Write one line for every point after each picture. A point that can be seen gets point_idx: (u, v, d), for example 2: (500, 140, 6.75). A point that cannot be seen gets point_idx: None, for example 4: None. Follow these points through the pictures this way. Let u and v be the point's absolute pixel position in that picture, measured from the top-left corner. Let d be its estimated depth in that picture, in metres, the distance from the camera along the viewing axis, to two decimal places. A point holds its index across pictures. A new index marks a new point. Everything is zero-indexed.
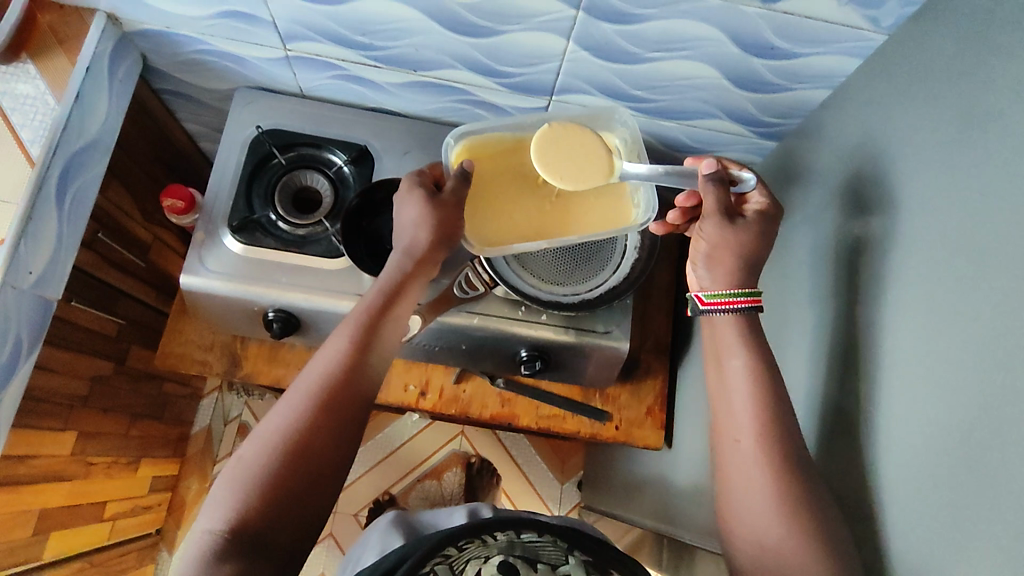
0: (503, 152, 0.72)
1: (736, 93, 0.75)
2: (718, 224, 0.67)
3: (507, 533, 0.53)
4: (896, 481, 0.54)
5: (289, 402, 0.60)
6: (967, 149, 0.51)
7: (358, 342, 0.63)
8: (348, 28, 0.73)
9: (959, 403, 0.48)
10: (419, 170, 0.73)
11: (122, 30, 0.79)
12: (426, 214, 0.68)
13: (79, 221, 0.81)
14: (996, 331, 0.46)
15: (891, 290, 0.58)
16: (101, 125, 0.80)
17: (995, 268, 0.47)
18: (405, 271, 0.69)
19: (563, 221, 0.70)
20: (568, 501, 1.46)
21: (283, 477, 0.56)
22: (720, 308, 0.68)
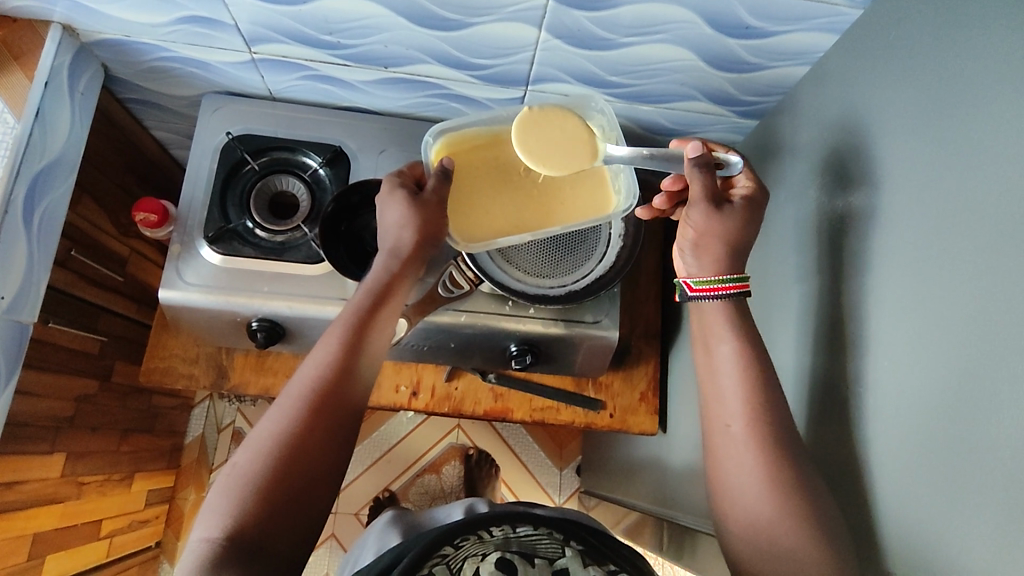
0: (482, 148, 0.71)
1: (713, 74, 0.74)
2: (705, 211, 0.67)
3: (502, 529, 0.53)
4: (886, 460, 0.54)
5: (280, 409, 0.59)
6: (946, 124, 0.51)
7: (347, 344, 0.62)
8: (314, 28, 0.71)
9: (947, 381, 0.48)
10: (399, 171, 0.72)
11: (79, 40, 0.77)
12: (408, 213, 0.67)
13: (49, 241, 0.79)
14: (981, 308, 0.46)
15: (876, 269, 0.58)
16: (64, 141, 0.78)
17: (978, 245, 0.46)
18: (392, 271, 0.68)
19: (545, 213, 0.69)
20: (568, 487, 1.47)
21: (279, 482, 0.54)
22: (709, 295, 0.68)
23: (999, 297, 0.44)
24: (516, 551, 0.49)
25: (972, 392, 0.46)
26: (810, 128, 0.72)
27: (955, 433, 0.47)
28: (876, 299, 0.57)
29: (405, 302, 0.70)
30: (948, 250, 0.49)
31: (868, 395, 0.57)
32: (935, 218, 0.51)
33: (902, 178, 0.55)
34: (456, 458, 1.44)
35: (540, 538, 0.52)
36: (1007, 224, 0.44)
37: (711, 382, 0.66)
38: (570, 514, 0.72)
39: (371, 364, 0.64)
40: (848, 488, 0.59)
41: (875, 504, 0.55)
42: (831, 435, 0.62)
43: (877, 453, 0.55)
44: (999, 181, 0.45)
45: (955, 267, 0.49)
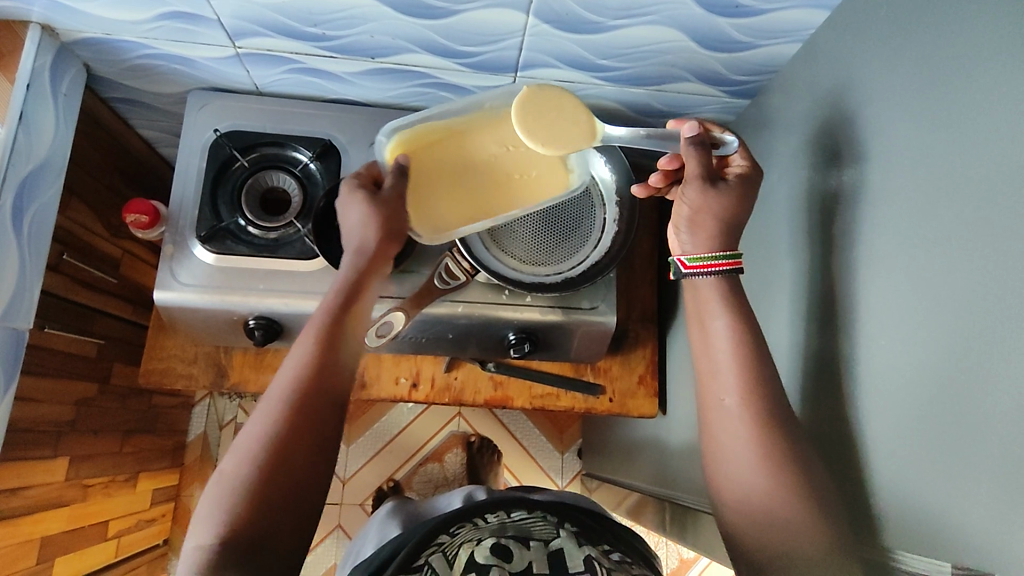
0: (433, 140, 0.70)
1: (703, 54, 0.73)
2: (700, 188, 0.66)
3: (497, 514, 0.56)
4: (882, 439, 0.55)
5: (260, 415, 0.58)
6: (939, 99, 0.50)
7: (321, 342, 0.61)
8: (298, 20, 0.70)
9: (938, 358, 0.49)
10: (356, 171, 0.70)
11: (59, 41, 0.75)
12: (371, 215, 0.66)
13: (40, 246, 0.78)
14: (974, 285, 0.46)
15: (866, 247, 0.58)
16: (49, 144, 0.77)
17: (970, 222, 0.46)
18: (362, 266, 0.67)
19: (501, 201, 0.70)
20: (569, 470, 1.49)
21: (268, 487, 0.55)
22: (703, 271, 0.68)
23: (992, 275, 0.44)
24: (511, 536, 0.52)
25: (965, 369, 0.46)
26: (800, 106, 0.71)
27: (950, 411, 0.47)
28: (868, 277, 0.57)
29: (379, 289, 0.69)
30: (938, 228, 0.49)
31: (863, 373, 0.58)
32: (927, 196, 0.51)
33: (893, 155, 0.55)
34: (457, 446, 1.44)
35: (535, 521, 0.55)
36: (1001, 201, 0.44)
37: (706, 361, 0.67)
38: (574, 500, 0.73)
39: (349, 356, 0.63)
40: (841, 466, 0.59)
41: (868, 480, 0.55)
42: (824, 413, 0.63)
43: (874, 431, 0.56)
44: (993, 157, 0.45)
45: (945, 246, 0.49)
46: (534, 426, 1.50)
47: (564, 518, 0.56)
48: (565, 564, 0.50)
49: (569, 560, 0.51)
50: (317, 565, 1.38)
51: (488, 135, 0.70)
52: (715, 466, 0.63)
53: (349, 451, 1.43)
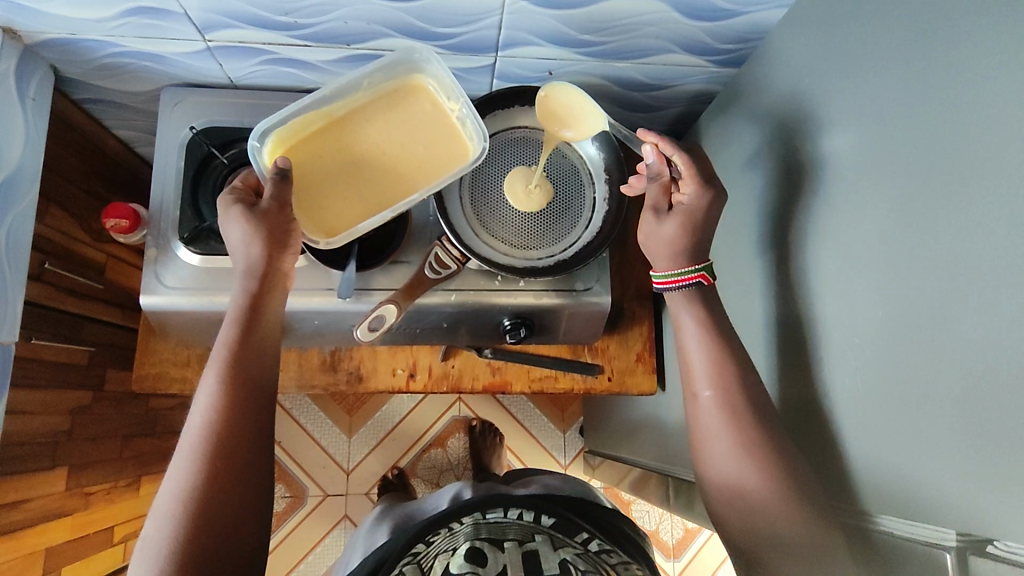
0: (317, 137, 0.72)
1: (688, 25, 0.72)
2: (650, 220, 0.74)
3: (473, 516, 0.68)
4: (867, 413, 0.53)
5: (177, 467, 0.58)
6: (919, 62, 0.49)
7: (226, 376, 0.62)
8: (268, 9, 0.67)
9: (923, 331, 0.47)
10: (232, 188, 0.70)
11: (23, 43, 0.73)
12: (253, 227, 0.66)
13: (21, 256, 0.77)
14: (958, 249, 0.44)
15: (850, 215, 0.56)
16: (21, 150, 0.75)
17: (959, 187, 0.44)
18: (253, 291, 0.67)
19: (403, 181, 0.71)
20: (572, 448, 1.49)
21: (199, 525, 0.55)
22: (683, 283, 0.71)
23: (975, 243, 0.43)
24: (485, 539, 0.63)
25: (952, 341, 0.45)
26: (778, 71, 0.69)
27: (937, 383, 0.46)
28: (852, 248, 0.56)
29: (281, 311, 0.70)
30: (923, 195, 0.47)
31: (844, 346, 0.56)
32: (916, 158, 0.48)
33: (877, 119, 0.53)
34: (460, 430, 1.46)
35: (509, 522, 0.67)
36: (992, 165, 0.42)
37: (693, 347, 0.69)
38: (561, 491, 0.82)
39: (260, 382, 0.65)
40: (830, 440, 0.58)
41: (859, 455, 0.54)
42: (813, 386, 0.61)
43: (858, 404, 0.54)
44: (987, 116, 0.42)
45: (929, 212, 0.47)
46: (535, 407, 1.50)
47: (540, 510, 0.69)
48: (538, 560, 0.62)
49: (543, 560, 0.62)
50: (326, 556, 1.38)
51: (367, 124, 0.73)
52: (709, 445, 0.66)
53: (351, 442, 1.43)
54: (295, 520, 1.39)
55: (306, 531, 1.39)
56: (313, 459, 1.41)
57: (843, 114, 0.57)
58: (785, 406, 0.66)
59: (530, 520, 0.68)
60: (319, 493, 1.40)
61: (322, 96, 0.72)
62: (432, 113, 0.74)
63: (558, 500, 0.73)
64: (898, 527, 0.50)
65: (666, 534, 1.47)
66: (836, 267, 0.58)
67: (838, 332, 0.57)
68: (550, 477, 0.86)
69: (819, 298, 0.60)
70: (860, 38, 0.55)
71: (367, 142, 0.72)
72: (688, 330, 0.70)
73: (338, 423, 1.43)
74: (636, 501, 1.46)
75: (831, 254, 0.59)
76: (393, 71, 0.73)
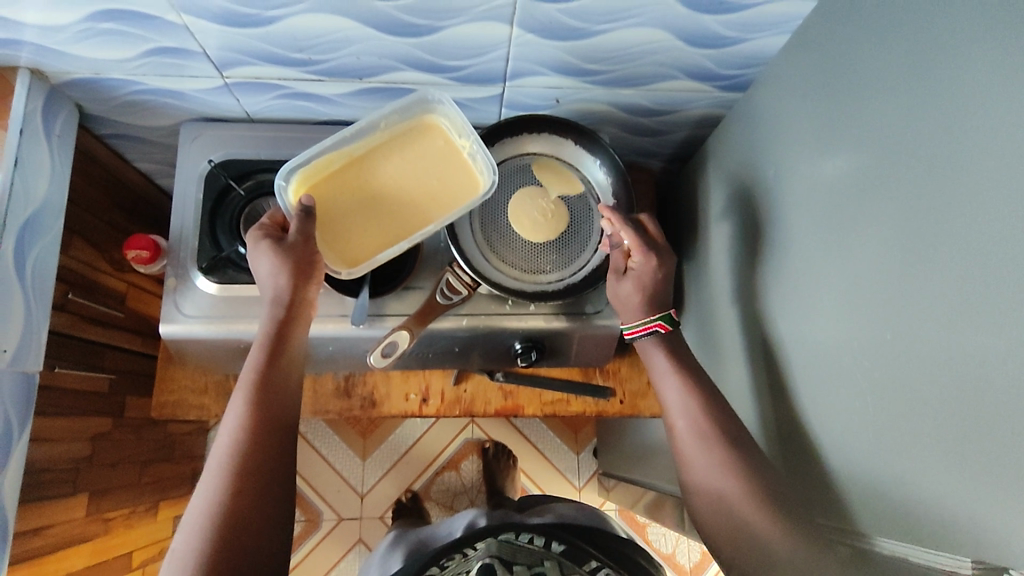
0: (338, 175, 0.74)
1: (690, 52, 0.73)
2: (613, 284, 0.78)
3: (487, 540, 0.68)
4: (876, 441, 0.53)
5: (203, 485, 0.59)
6: (913, 89, 0.49)
7: (253, 398, 0.64)
8: (283, 47, 0.70)
9: (928, 355, 0.47)
10: (260, 223, 0.72)
11: (49, 83, 0.76)
12: (280, 261, 0.67)
13: (45, 289, 0.79)
14: (961, 277, 0.44)
15: (852, 238, 0.56)
16: (47, 186, 0.78)
17: (958, 209, 0.44)
18: (280, 319, 0.68)
19: (420, 215, 0.73)
20: (586, 470, 1.48)
21: (224, 542, 0.56)
22: (643, 333, 0.75)
23: (976, 271, 0.43)
24: (498, 559, 0.63)
25: (955, 359, 0.44)
26: (776, 96, 0.69)
27: (942, 403, 0.45)
28: (854, 268, 0.56)
29: (305, 338, 0.72)
30: (924, 221, 0.47)
31: (851, 373, 0.56)
32: (914, 181, 0.48)
33: (873, 143, 0.53)
34: (473, 453, 1.46)
35: (522, 547, 0.66)
36: (989, 187, 0.42)
37: (669, 381, 0.72)
38: (576, 520, 0.81)
39: (286, 405, 0.66)
40: (838, 467, 0.58)
41: (869, 481, 0.53)
42: (818, 411, 0.61)
43: (866, 431, 0.54)
44: (982, 139, 0.43)
45: (932, 238, 0.47)
46: (548, 429, 1.49)
47: (551, 538, 0.69)
48: None
49: None
50: None
51: (384, 162, 0.75)
52: (691, 472, 0.67)
53: (365, 465, 1.44)
54: (310, 544, 1.39)
55: (321, 555, 1.39)
56: (328, 483, 1.42)
57: (841, 138, 0.58)
58: (794, 433, 0.65)
59: (540, 545, 0.67)
60: (333, 517, 1.41)
61: (342, 137, 0.74)
62: (445, 150, 0.76)
63: (563, 526, 0.74)
64: (893, 550, 0.51)
65: (683, 558, 1.45)
66: (840, 293, 0.58)
67: (843, 355, 0.57)
68: (563, 505, 0.87)
69: (822, 322, 0.60)
70: (856, 64, 0.56)
71: (384, 180, 0.74)
72: (665, 368, 0.73)
73: (353, 446, 1.44)
74: (652, 524, 1.45)
75: (833, 275, 0.59)
76: (409, 111, 0.76)
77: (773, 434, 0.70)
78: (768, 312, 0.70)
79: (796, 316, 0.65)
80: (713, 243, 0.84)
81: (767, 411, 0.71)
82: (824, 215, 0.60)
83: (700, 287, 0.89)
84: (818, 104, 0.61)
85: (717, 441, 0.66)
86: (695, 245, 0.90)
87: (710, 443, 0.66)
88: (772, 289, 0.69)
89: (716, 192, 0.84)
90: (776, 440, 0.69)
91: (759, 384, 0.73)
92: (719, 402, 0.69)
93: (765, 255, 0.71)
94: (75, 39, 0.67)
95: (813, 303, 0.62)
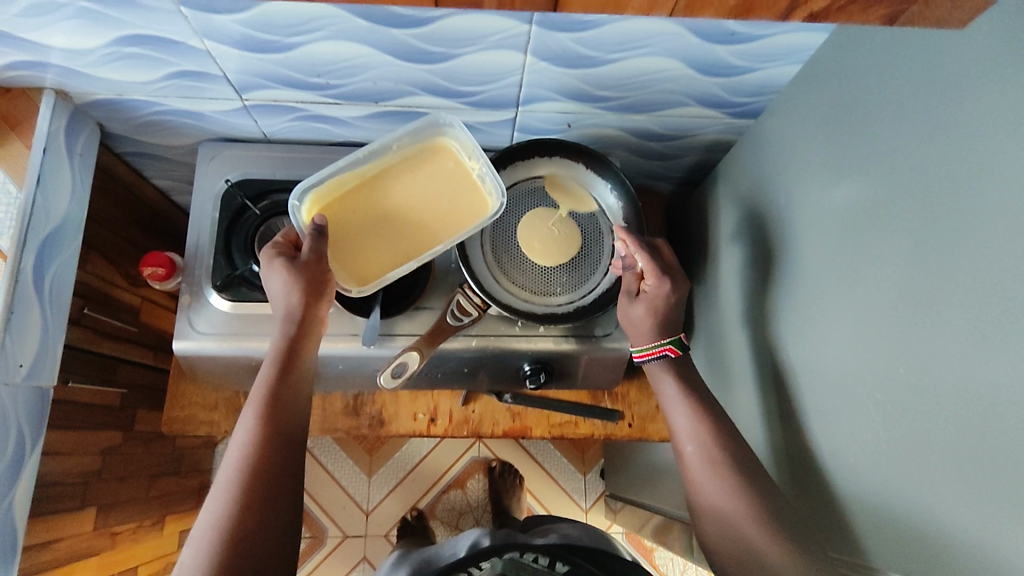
0: (350, 195, 0.75)
1: (701, 80, 0.74)
2: (624, 304, 0.78)
3: (493, 561, 0.68)
4: (886, 473, 0.52)
5: (213, 498, 0.60)
6: (922, 124, 0.49)
7: (264, 413, 0.64)
8: (302, 72, 0.71)
9: (938, 389, 0.47)
10: (273, 242, 0.73)
11: (72, 103, 0.78)
12: (292, 279, 0.68)
13: (62, 303, 0.80)
14: (972, 312, 0.44)
15: (863, 269, 0.56)
16: (67, 203, 0.79)
17: (968, 244, 0.44)
18: (291, 335, 0.69)
19: (429, 236, 0.73)
20: (593, 491, 1.47)
21: (232, 556, 0.55)
22: (654, 356, 0.75)
23: (988, 307, 0.43)
24: None
25: (966, 394, 0.44)
26: (786, 125, 0.70)
27: (953, 437, 0.45)
28: (864, 298, 0.56)
29: (315, 357, 0.72)
30: (934, 255, 0.47)
31: (861, 404, 0.56)
32: (926, 213, 0.49)
33: (885, 175, 0.53)
34: (479, 472, 1.46)
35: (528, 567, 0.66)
36: (1000, 223, 0.42)
37: (676, 404, 0.72)
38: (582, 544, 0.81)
39: (295, 422, 0.66)
40: (848, 498, 0.57)
41: (880, 514, 0.53)
42: (827, 440, 0.61)
43: (876, 463, 0.53)
44: (992, 175, 0.43)
45: (943, 272, 0.47)
46: (555, 449, 1.49)
47: (556, 557, 0.69)
48: None
49: None
50: None
51: (395, 183, 0.76)
52: (700, 495, 0.66)
53: (370, 482, 1.43)
54: (314, 561, 1.39)
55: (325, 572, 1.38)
56: (334, 499, 1.42)
57: (852, 169, 0.58)
58: (802, 462, 0.65)
59: (545, 564, 0.67)
60: (338, 534, 1.40)
61: (355, 158, 0.75)
62: (456, 172, 0.76)
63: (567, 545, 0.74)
64: None
65: None
66: (850, 323, 0.58)
67: (855, 385, 0.57)
68: (567, 526, 0.87)
69: (831, 352, 0.60)
70: (866, 97, 0.56)
71: (395, 201, 0.75)
72: (674, 394, 0.73)
73: (359, 463, 1.44)
74: (659, 548, 1.43)
75: (844, 305, 0.59)
76: (420, 133, 0.77)
77: (783, 462, 0.69)
78: (777, 339, 0.70)
79: (805, 345, 0.65)
80: (723, 269, 0.84)
81: (777, 439, 0.70)
82: (835, 244, 0.60)
83: (710, 312, 0.89)
84: (828, 134, 0.62)
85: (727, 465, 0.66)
86: (705, 269, 0.90)
87: (719, 468, 0.66)
88: (782, 316, 0.69)
89: (726, 218, 0.84)
90: (785, 468, 0.68)
91: (769, 412, 0.72)
92: (726, 427, 0.69)
93: (776, 282, 0.71)
94: (100, 62, 0.69)
95: (822, 331, 0.62)
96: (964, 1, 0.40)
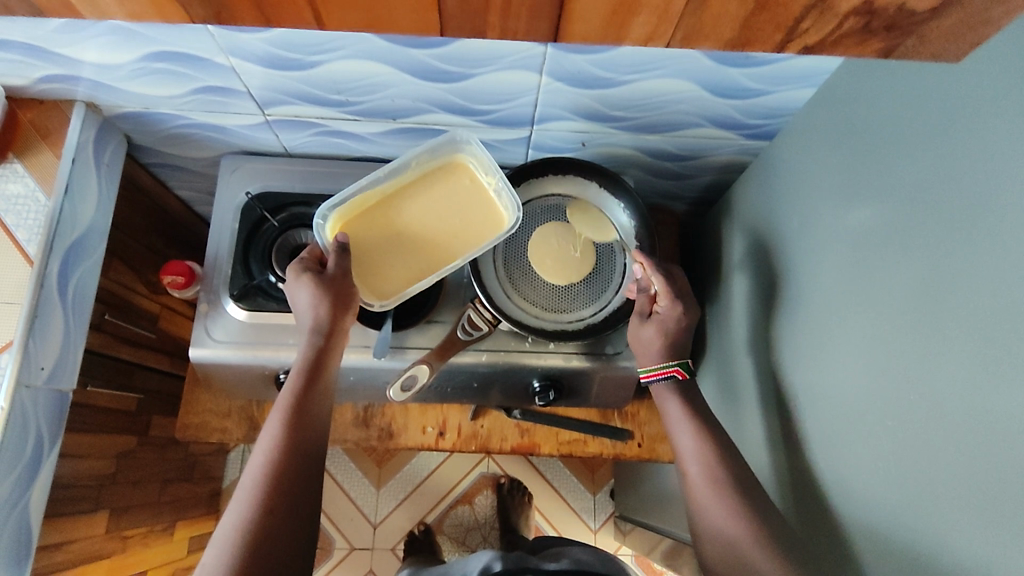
0: (372, 211, 0.77)
1: (715, 102, 0.74)
2: (635, 324, 0.78)
3: None
4: (892, 503, 0.51)
5: (238, 500, 0.60)
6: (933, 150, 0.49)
7: (290, 421, 0.65)
8: (323, 89, 0.73)
9: (946, 417, 0.46)
10: (301, 255, 0.74)
11: (101, 115, 0.81)
12: (317, 293, 0.70)
13: (84, 308, 0.82)
14: (979, 340, 0.43)
15: (872, 293, 0.56)
16: (93, 211, 0.81)
17: (976, 272, 0.44)
18: (319, 346, 0.70)
19: (447, 250, 0.74)
20: (603, 511, 1.46)
21: (255, 558, 0.56)
22: (659, 377, 0.75)
23: (995, 335, 0.42)
24: None
25: (972, 423, 0.43)
26: (800, 148, 0.70)
27: (959, 466, 0.44)
28: (872, 322, 0.55)
29: (338, 368, 0.73)
30: (942, 282, 0.47)
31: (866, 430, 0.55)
32: (933, 238, 0.48)
33: (895, 198, 0.53)
34: (488, 488, 1.45)
35: None
36: (1006, 250, 0.42)
37: (683, 426, 0.71)
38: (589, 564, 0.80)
39: (318, 431, 0.67)
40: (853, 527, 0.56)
41: (882, 545, 0.52)
42: (832, 466, 0.60)
43: (882, 492, 0.53)
44: (1000, 203, 0.43)
45: (951, 299, 0.46)
46: (565, 468, 1.48)
47: None
48: None
49: None
50: None
51: (416, 199, 0.77)
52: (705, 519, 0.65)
53: (379, 495, 1.44)
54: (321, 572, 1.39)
55: None
56: (342, 511, 1.42)
57: (862, 193, 0.58)
58: (807, 487, 0.64)
59: None
60: (345, 546, 1.40)
61: (377, 175, 0.77)
62: (474, 188, 0.78)
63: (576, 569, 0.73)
64: None
65: None
66: (858, 346, 0.57)
67: (862, 410, 0.56)
68: (578, 550, 0.86)
69: (837, 377, 0.60)
70: (878, 122, 0.56)
71: (414, 217, 0.76)
72: (681, 419, 0.72)
73: (368, 475, 1.45)
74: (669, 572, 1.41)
75: (852, 329, 0.58)
76: (440, 150, 0.78)
77: (788, 488, 0.68)
78: (786, 362, 0.70)
79: (812, 369, 0.64)
80: (735, 290, 0.84)
81: (784, 463, 0.69)
82: (843, 268, 0.60)
83: (721, 332, 0.88)
84: (840, 157, 0.62)
85: (727, 485, 0.65)
86: (717, 289, 0.90)
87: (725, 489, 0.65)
88: (791, 339, 0.69)
89: (738, 239, 0.84)
90: (792, 494, 0.67)
91: (776, 435, 0.72)
92: (732, 451, 0.68)
93: (786, 304, 0.70)
94: (130, 76, 0.72)
95: (829, 355, 0.61)
96: (972, 34, 0.41)
